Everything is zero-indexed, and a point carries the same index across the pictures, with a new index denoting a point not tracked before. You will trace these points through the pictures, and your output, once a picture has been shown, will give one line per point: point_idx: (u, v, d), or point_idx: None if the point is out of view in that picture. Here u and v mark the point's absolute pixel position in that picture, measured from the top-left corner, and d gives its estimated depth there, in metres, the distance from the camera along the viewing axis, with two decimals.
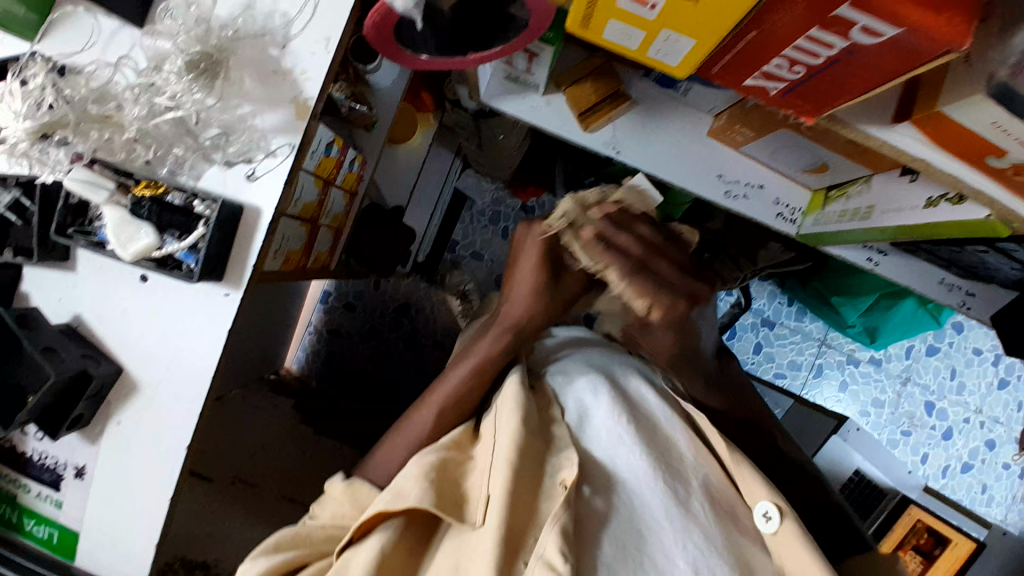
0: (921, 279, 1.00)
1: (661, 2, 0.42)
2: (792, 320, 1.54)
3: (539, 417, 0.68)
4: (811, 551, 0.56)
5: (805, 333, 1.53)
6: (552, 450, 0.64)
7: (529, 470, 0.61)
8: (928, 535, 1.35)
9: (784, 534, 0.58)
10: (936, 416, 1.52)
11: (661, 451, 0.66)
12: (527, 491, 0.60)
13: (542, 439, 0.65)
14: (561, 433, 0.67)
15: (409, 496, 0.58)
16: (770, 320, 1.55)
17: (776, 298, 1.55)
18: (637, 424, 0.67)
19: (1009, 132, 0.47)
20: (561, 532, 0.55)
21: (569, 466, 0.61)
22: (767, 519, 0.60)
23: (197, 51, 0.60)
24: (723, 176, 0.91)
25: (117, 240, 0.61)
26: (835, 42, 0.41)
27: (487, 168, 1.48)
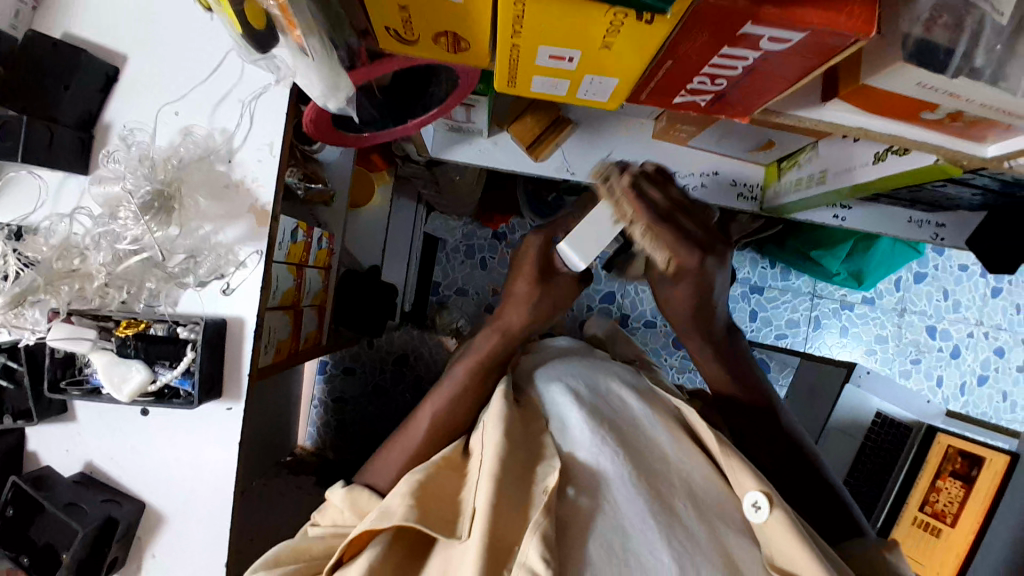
0: (891, 223, 1.01)
1: (577, 54, 0.44)
2: (779, 281, 1.56)
3: (524, 428, 0.68)
4: (801, 542, 0.57)
5: (795, 290, 1.55)
6: (539, 459, 0.64)
7: (512, 492, 0.61)
8: (961, 458, 1.30)
9: (772, 523, 0.59)
10: (940, 338, 1.57)
11: (645, 456, 0.65)
12: (511, 503, 0.60)
13: (526, 454, 0.64)
14: (549, 441, 0.67)
15: (394, 514, 0.59)
16: (758, 286, 1.56)
17: (758, 264, 1.56)
18: (619, 430, 0.67)
19: (934, 89, 0.49)
20: (542, 540, 0.54)
21: (553, 473, 0.61)
22: (756, 508, 0.60)
23: (148, 190, 0.61)
24: (677, 172, 0.93)
25: (111, 384, 0.61)
26: (748, 54, 0.43)
27: (451, 207, 1.50)
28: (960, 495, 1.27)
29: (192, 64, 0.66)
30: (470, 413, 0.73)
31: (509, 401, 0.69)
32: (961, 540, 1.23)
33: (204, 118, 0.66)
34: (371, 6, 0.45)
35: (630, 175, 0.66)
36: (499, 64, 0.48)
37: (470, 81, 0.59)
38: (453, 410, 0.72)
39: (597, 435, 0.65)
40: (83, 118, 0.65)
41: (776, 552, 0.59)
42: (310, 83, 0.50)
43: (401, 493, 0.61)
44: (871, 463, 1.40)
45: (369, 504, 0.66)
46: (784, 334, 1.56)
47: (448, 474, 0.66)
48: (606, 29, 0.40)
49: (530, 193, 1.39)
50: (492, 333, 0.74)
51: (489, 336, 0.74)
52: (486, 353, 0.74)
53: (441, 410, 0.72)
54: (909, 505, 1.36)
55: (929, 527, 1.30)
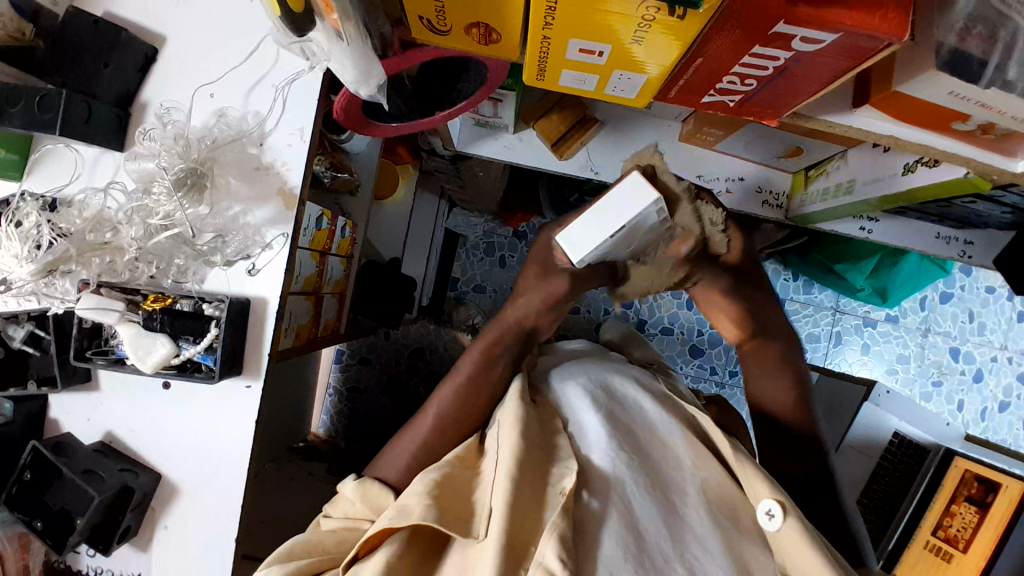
0: (919, 239, 0.99)
1: (608, 49, 0.44)
2: (801, 294, 1.54)
3: (540, 428, 0.68)
4: (815, 551, 0.56)
5: (817, 304, 1.53)
6: (554, 460, 0.64)
7: (533, 492, 0.61)
8: (977, 484, 1.28)
9: (786, 532, 0.58)
10: (963, 360, 1.54)
11: (658, 461, 0.65)
12: (529, 500, 0.60)
13: (541, 452, 0.65)
14: (564, 443, 0.67)
15: (413, 513, 0.59)
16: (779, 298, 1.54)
17: (780, 275, 1.54)
18: (633, 435, 0.67)
19: (967, 98, 0.49)
20: (560, 540, 0.54)
21: (569, 474, 0.61)
22: (770, 516, 0.59)
23: (181, 168, 0.62)
24: (702, 177, 0.93)
25: (135, 355, 0.63)
26: (779, 54, 0.43)
27: (473, 203, 1.51)
28: (976, 521, 1.27)
29: (229, 49, 0.68)
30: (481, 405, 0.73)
31: (525, 403, 0.70)
32: (972, 564, 1.24)
33: (238, 102, 0.67)
34: None
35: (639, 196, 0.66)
36: (529, 58, 0.48)
37: (499, 75, 0.60)
38: (463, 399, 0.73)
39: (613, 439, 0.65)
40: (121, 97, 0.67)
41: (789, 561, 0.58)
42: (343, 69, 0.51)
43: (417, 492, 0.62)
44: (886, 484, 1.39)
45: (383, 499, 0.68)
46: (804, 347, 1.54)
47: (458, 469, 0.66)
48: (637, 23, 0.40)
49: (553, 195, 1.40)
50: None
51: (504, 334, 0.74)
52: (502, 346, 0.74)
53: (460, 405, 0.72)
54: (921, 528, 1.35)
55: (941, 552, 1.29)
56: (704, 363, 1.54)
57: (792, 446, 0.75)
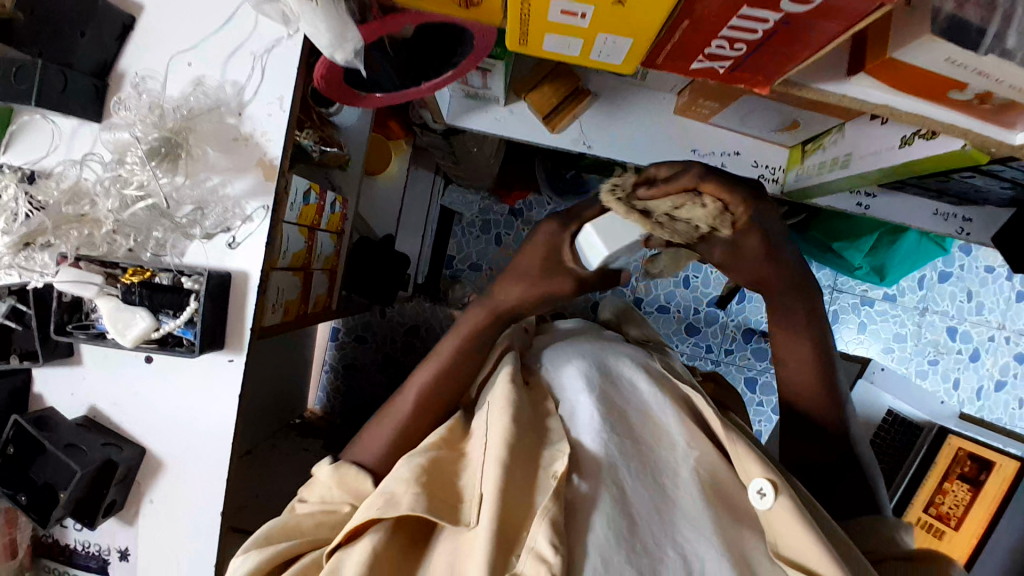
0: (915, 215, 0.97)
1: (589, 10, 0.43)
2: None
3: (532, 410, 0.68)
4: (807, 531, 0.56)
5: None
6: (545, 443, 0.64)
7: (524, 476, 0.60)
8: (971, 462, 1.30)
9: (778, 510, 0.58)
10: (960, 340, 1.53)
11: (651, 442, 0.64)
12: (522, 480, 0.60)
13: (531, 434, 0.65)
14: (555, 426, 0.66)
15: (401, 503, 0.58)
16: None
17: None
18: (625, 416, 0.66)
19: (963, 65, 0.47)
20: (552, 524, 0.54)
21: (561, 457, 0.61)
22: (762, 496, 0.59)
23: (156, 137, 0.61)
24: (697, 151, 0.91)
25: (116, 329, 0.63)
26: (768, 16, 0.41)
27: (468, 180, 1.49)
28: (968, 499, 1.29)
29: (206, 14, 0.66)
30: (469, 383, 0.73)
31: (517, 385, 0.70)
32: (964, 543, 1.28)
33: (217, 70, 0.65)
34: None
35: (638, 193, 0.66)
36: (510, 19, 0.47)
37: (486, 43, 0.58)
38: (445, 375, 0.73)
39: (605, 421, 0.64)
40: (99, 66, 0.66)
41: (780, 540, 0.58)
42: (317, 32, 0.50)
43: (405, 478, 0.61)
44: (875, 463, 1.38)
45: (359, 483, 0.68)
46: None
47: (443, 452, 0.66)
48: None
49: (549, 171, 1.38)
50: (488, 300, 0.73)
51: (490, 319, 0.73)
52: (489, 323, 0.73)
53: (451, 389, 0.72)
54: (912, 507, 1.34)
55: (933, 529, 1.31)
56: (700, 342, 1.53)
57: (810, 431, 0.75)
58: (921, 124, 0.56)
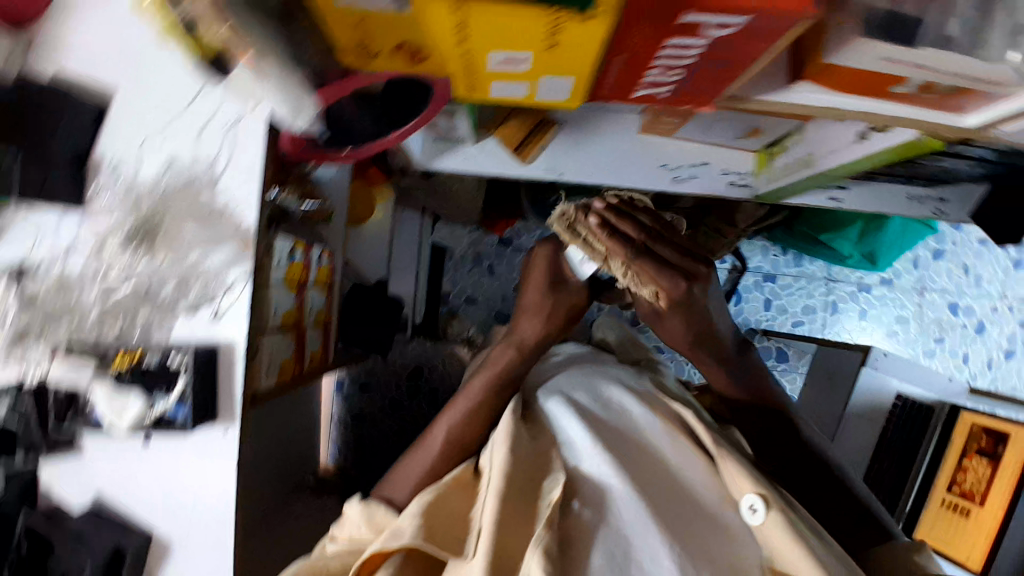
0: (888, 203, 0.99)
1: (529, 56, 0.44)
2: (792, 267, 1.62)
3: (531, 441, 0.67)
4: (796, 546, 0.57)
5: (809, 276, 1.61)
6: (544, 472, 0.64)
7: (523, 508, 0.60)
8: (986, 436, 1.27)
9: (770, 524, 0.59)
10: (963, 314, 1.60)
11: (646, 468, 0.65)
12: (521, 510, 0.60)
13: (531, 465, 0.64)
14: (555, 456, 0.66)
15: (404, 533, 0.60)
16: (770, 274, 1.62)
17: (769, 252, 1.62)
18: (618, 442, 0.66)
19: (900, 62, 0.48)
20: (544, 553, 0.55)
21: (558, 486, 0.61)
22: (753, 511, 0.60)
23: (132, 223, 0.67)
24: (666, 165, 0.93)
25: (111, 413, 0.67)
26: (695, 42, 0.42)
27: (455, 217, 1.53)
28: (986, 474, 1.25)
29: (167, 94, 0.66)
30: (475, 427, 0.74)
31: (516, 417, 0.69)
32: (989, 522, 1.23)
33: (188, 147, 0.66)
34: (328, 20, 0.46)
35: (597, 214, 0.75)
36: (456, 71, 0.49)
37: (445, 91, 0.60)
38: (445, 411, 0.74)
39: (601, 446, 0.64)
40: (75, 156, 0.66)
41: (775, 553, 0.59)
42: (280, 106, 0.56)
43: (411, 513, 0.62)
44: (893, 454, 1.40)
45: (387, 521, 0.66)
46: (800, 321, 1.62)
47: (457, 493, 0.65)
48: (549, 29, 0.40)
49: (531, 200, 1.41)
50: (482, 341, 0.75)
51: (504, 351, 0.78)
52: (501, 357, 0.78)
53: (453, 431, 0.73)
54: (934, 491, 1.33)
55: (958, 509, 1.28)
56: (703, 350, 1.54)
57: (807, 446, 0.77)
58: (870, 116, 0.58)
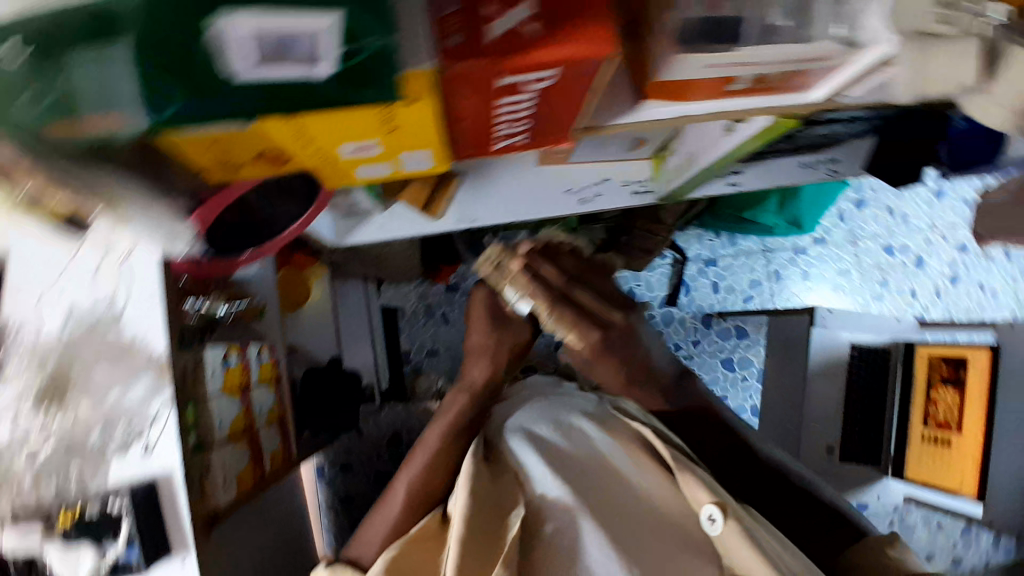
0: (786, 174, 1.04)
1: (377, 142, 0.46)
2: (728, 248, 1.70)
3: (493, 485, 0.71)
4: (753, 554, 0.60)
5: (746, 252, 1.70)
6: (506, 511, 0.68)
7: (484, 553, 0.65)
8: (945, 364, 1.32)
9: (728, 534, 0.62)
10: (900, 253, 1.68)
11: (608, 493, 0.70)
12: (480, 553, 0.65)
13: (493, 508, 0.68)
14: (519, 495, 0.70)
15: None
16: (710, 259, 1.71)
17: (705, 239, 1.70)
18: (579, 473, 0.71)
19: (722, 66, 0.50)
20: None
21: (517, 522, 0.66)
22: (713, 521, 0.63)
23: (44, 381, 0.67)
24: (570, 190, 0.99)
25: (66, 567, 0.69)
26: (523, 96, 0.43)
27: (396, 260, 1.53)
28: (955, 401, 1.29)
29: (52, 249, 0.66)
30: (432, 482, 0.76)
31: (477, 459, 0.72)
32: (971, 449, 1.26)
33: (84, 292, 0.66)
34: (178, 159, 0.47)
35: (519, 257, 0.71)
36: (318, 165, 0.50)
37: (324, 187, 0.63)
38: (401, 468, 0.78)
39: (559, 476, 0.70)
40: None
41: (728, 556, 0.64)
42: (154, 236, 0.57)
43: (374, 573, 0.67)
44: (864, 398, 1.45)
45: None
46: (750, 295, 1.72)
47: (420, 547, 0.71)
48: (381, 118, 0.42)
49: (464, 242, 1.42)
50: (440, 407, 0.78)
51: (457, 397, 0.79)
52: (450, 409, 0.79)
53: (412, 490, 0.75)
54: (915, 425, 1.39)
55: (940, 441, 1.33)
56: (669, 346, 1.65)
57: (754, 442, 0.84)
58: (724, 107, 0.59)
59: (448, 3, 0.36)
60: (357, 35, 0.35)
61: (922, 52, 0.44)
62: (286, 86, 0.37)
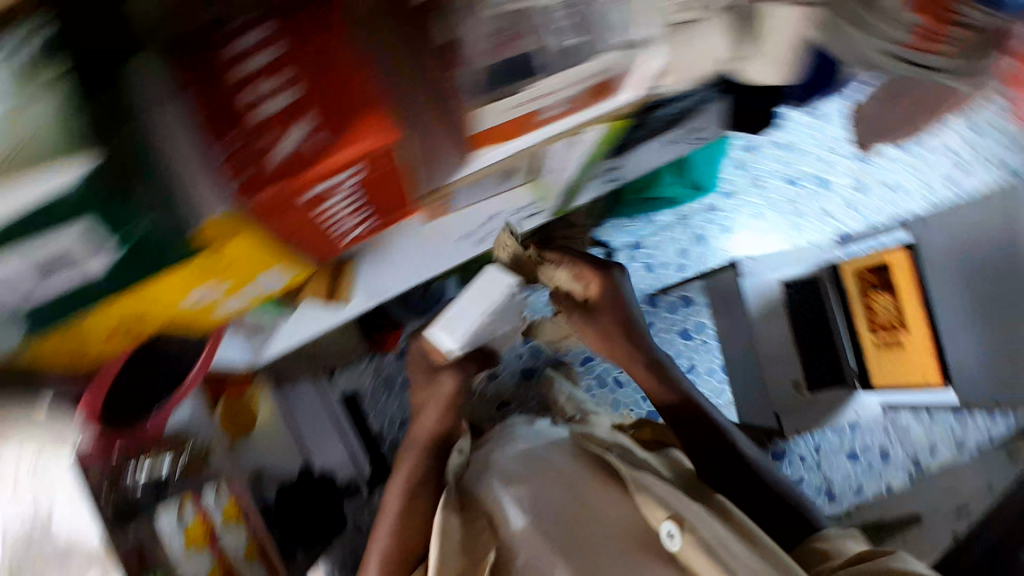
0: (658, 153, 1.09)
1: (223, 284, 0.54)
2: (647, 227, 1.76)
3: (467, 530, 0.91)
4: (704, 559, 0.77)
5: (665, 225, 1.77)
6: (481, 556, 0.87)
7: None
8: (870, 272, 1.40)
9: (685, 547, 0.79)
10: (802, 182, 1.56)
11: (576, 527, 0.88)
12: None
13: (469, 554, 0.88)
14: (495, 537, 0.89)
15: None
16: (636, 241, 1.79)
17: (624, 226, 1.75)
18: (548, 519, 0.89)
19: (521, 105, 0.51)
20: None
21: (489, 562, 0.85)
22: (672, 536, 0.80)
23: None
24: (463, 235, 1.01)
25: None
26: (345, 193, 0.49)
27: (341, 352, 1.53)
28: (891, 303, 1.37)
29: None
30: (409, 546, 0.93)
31: (451, 511, 0.92)
32: (922, 340, 1.32)
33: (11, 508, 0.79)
34: (54, 343, 0.55)
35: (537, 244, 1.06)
36: (182, 316, 0.57)
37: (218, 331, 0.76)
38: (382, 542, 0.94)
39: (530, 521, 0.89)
40: None
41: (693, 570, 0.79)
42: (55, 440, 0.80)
43: None
44: (810, 322, 1.57)
45: None
46: (682, 263, 1.83)
47: None
48: (211, 264, 0.49)
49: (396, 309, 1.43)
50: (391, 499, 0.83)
51: None
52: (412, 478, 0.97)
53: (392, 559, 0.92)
54: (862, 335, 1.47)
55: (891, 342, 1.39)
56: None
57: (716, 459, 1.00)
58: (546, 130, 0.61)
59: (229, 145, 0.39)
60: (114, 230, 0.40)
61: (681, 38, 0.44)
62: (83, 287, 0.46)
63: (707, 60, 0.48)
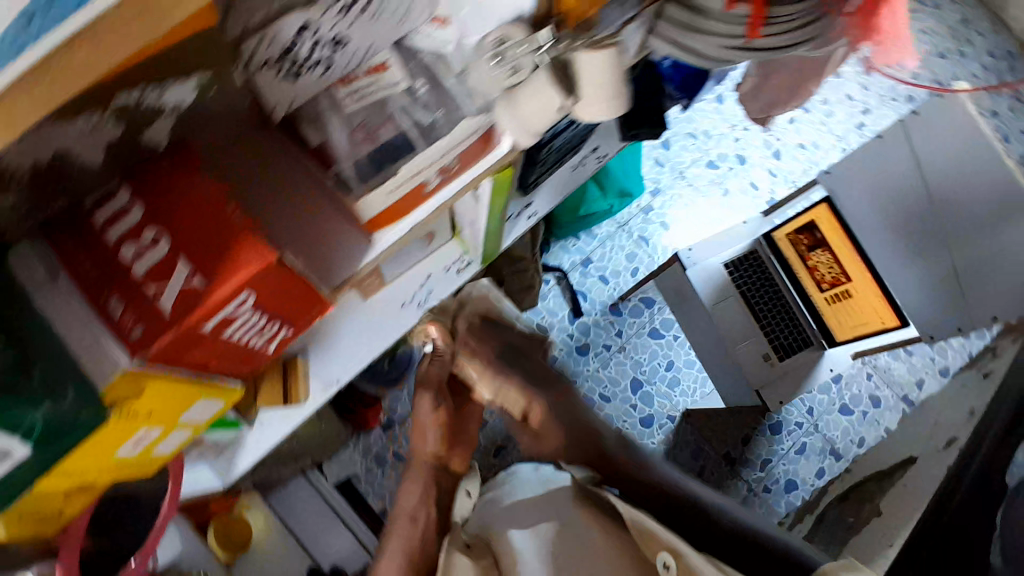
0: (569, 180, 1.16)
1: (145, 432, 0.54)
2: (591, 241, 1.79)
3: None
4: None
5: (607, 236, 1.80)
6: None
7: None
8: (803, 232, 1.41)
9: None
10: (722, 160, 1.80)
11: None
12: None
13: None
14: None
15: None
16: (584, 257, 1.79)
17: (569, 246, 1.79)
18: None
19: (399, 186, 0.58)
20: None
21: None
22: None
23: None
24: (404, 301, 1.03)
25: None
26: (245, 317, 0.49)
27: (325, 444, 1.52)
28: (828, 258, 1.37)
29: None
30: None
31: None
32: (867, 288, 1.30)
33: None
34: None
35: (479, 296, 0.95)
36: (112, 471, 0.57)
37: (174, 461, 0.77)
38: None
39: None
40: None
41: None
42: None
43: None
44: (759, 297, 1.63)
45: None
46: (634, 267, 1.79)
47: None
48: (127, 423, 0.49)
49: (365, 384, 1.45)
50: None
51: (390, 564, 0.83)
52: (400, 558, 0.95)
53: None
54: (811, 294, 1.49)
55: (841, 296, 1.40)
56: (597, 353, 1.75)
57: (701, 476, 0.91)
58: (441, 197, 0.67)
59: (116, 306, 0.44)
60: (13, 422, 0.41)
61: (511, 98, 0.55)
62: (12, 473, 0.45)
63: (545, 115, 0.56)
